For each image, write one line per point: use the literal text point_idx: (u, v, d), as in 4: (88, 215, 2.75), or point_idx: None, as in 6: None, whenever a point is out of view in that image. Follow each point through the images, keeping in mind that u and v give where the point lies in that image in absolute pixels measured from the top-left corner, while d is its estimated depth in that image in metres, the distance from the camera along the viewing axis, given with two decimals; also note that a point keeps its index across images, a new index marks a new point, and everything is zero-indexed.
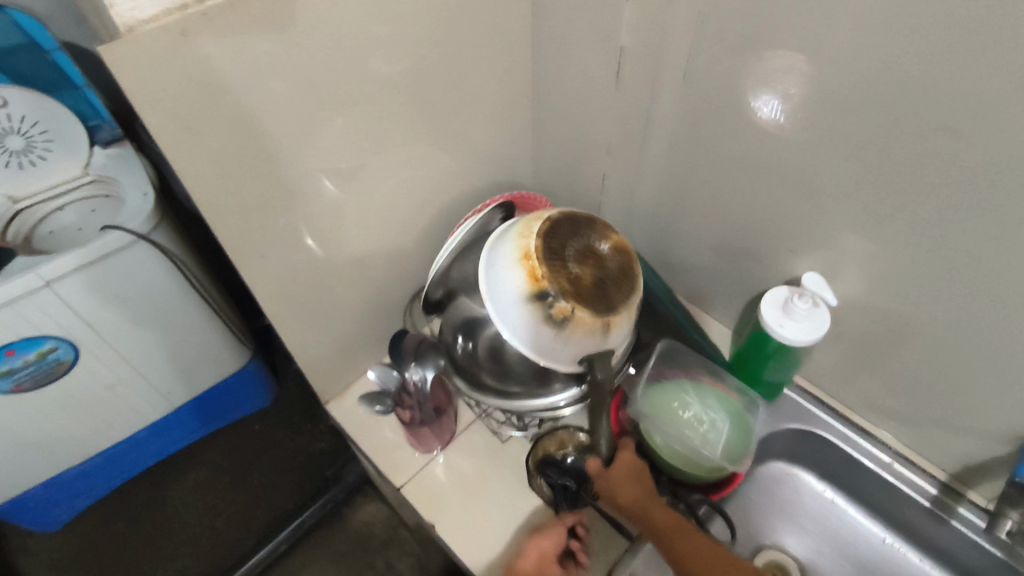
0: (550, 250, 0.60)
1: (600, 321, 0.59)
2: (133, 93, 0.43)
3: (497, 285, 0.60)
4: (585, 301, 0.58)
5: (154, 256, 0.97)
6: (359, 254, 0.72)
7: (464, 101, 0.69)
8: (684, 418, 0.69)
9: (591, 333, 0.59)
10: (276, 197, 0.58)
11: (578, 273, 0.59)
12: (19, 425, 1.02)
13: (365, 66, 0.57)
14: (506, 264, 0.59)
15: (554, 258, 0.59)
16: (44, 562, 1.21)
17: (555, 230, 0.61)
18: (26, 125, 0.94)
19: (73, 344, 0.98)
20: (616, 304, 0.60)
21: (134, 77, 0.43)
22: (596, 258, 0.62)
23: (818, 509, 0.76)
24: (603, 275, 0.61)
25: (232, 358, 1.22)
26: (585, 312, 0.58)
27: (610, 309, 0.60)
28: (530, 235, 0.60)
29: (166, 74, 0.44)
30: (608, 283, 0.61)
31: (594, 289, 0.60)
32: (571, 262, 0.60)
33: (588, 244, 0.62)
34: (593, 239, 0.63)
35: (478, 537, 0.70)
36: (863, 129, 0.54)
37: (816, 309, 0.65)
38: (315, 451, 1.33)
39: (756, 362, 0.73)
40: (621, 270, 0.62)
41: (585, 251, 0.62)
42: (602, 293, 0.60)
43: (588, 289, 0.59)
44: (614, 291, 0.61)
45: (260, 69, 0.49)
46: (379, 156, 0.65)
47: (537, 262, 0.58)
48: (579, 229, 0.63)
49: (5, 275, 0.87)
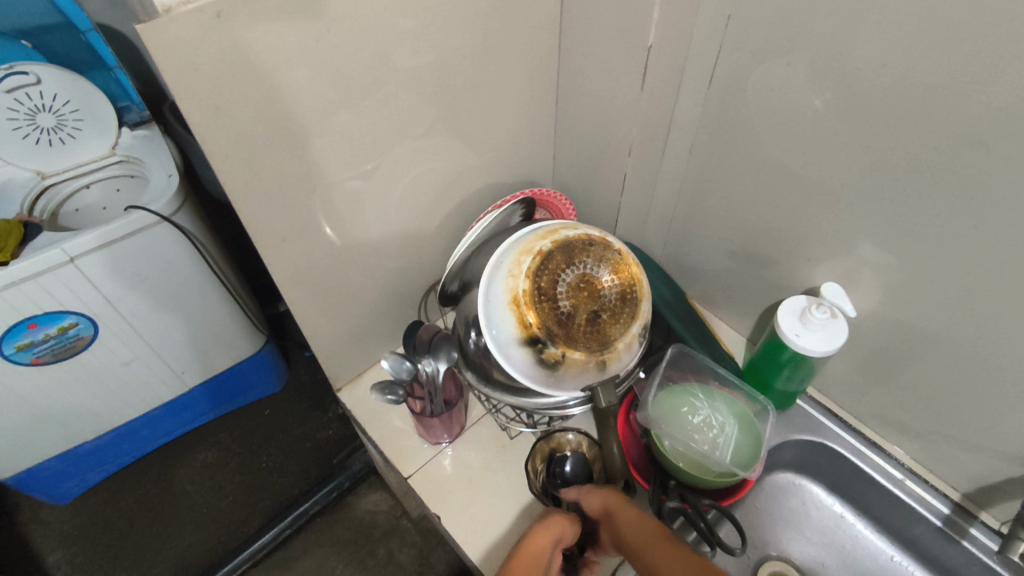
0: (540, 290, 0.57)
1: (593, 359, 0.57)
2: (165, 73, 0.44)
3: (488, 329, 0.58)
4: (576, 342, 0.57)
5: (176, 237, 0.98)
6: (378, 243, 0.72)
7: (488, 96, 0.69)
8: (693, 423, 0.67)
9: (586, 371, 0.58)
10: (299, 184, 0.59)
11: (569, 312, 0.57)
12: (36, 396, 1.04)
13: (392, 57, 0.57)
14: (494, 308, 0.58)
15: (542, 299, 0.57)
16: (55, 533, 1.24)
17: (546, 264, 0.58)
18: (57, 104, 0.95)
19: (93, 319, 1.00)
20: (611, 338, 0.58)
21: (169, 55, 0.43)
22: (591, 289, 0.58)
23: (826, 522, 0.75)
24: (597, 308, 0.58)
25: (247, 342, 1.24)
26: (575, 354, 0.57)
27: (603, 344, 0.58)
28: (518, 276, 0.57)
29: (200, 56, 0.45)
30: (602, 316, 0.58)
31: (587, 327, 0.58)
32: (562, 300, 0.57)
33: (584, 273, 0.58)
34: (590, 264, 0.59)
35: (479, 530, 0.70)
36: (891, 139, 0.53)
37: (834, 320, 0.64)
38: (324, 438, 1.35)
39: (769, 371, 0.73)
40: (619, 297, 0.59)
41: (578, 282, 0.58)
42: (595, 329, 0.58)
43: (579, 329, 0.57)
44: (609, 324, 0.58)
45: (289, 54, 0.50)
46: (402, 148, 0.65)
47: (524, 307, 0.57)
48: (574, 255, 0.59)
49: (30, 250, 0.89)
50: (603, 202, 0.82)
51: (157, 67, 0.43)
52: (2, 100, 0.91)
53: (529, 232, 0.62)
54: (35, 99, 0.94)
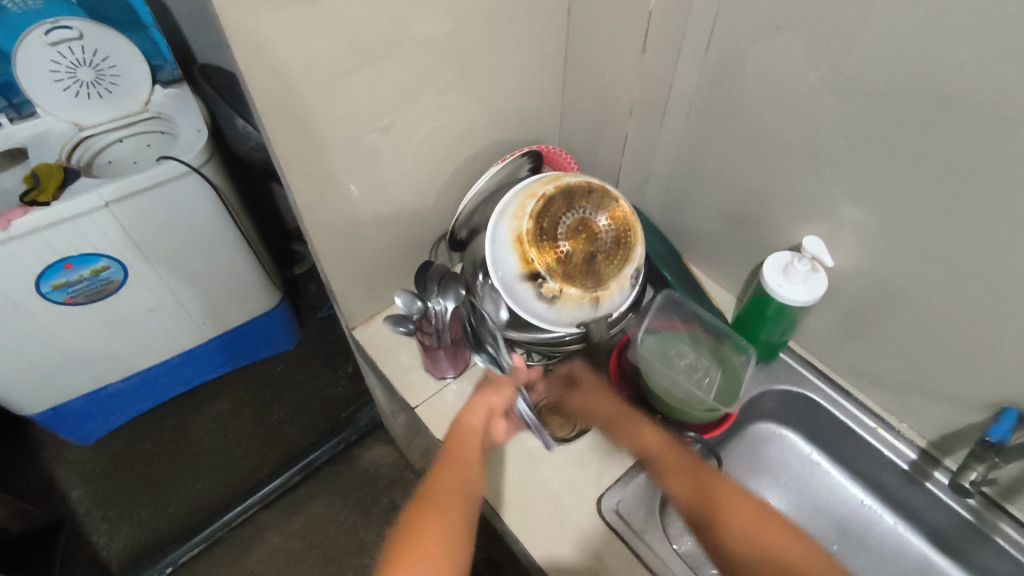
0: (542, 230, 0.61)
1: (588, 296, 0.61)
2: (220, 19, 0.49)
3: (495, 266, 0.63)
4: (573, 278, 0.61)
5: (203, 189, 1.05)
6: (394, 191, 0.77)
7: (501, 58, 0.74)
8: (680, 364, 0.72)
9: (581, 307, 0.62)
10: (325, 130, 0.64)
11: (567, 252, 0.61)
12: (67, 336, 1.11)
13: (413, 20, 0.62)
14: (500, 247, 0.62)
15: (544, 239, 0.61)
16: (77, 470, 1.31)
17: (548, 207, 0.61)
18: (96, 58, 1.01)
19: (123, 265, 1.06)
20: (605, 278, 0.62)
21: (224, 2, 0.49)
22: (589, 232, 0.62)
23: (801, 469, 0.80)
24: (594, 249, 0.62)
25: (263, 298, 1.30)
26: (572, 290, 0.61)
27: (598, 282, 0.62)
28: (522, 217, 0.61)
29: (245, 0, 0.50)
30: (598, 257, 0.62)
31: (583, 266, 0.61)
32: (561, 241, 0.61)
33: (582, 217, 0.62)
34: (589, 210, 0.62)
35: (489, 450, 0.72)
36: (869, 101, 0.58)
37: (814, 273, 0.68)
38: (333, 395, 1.41)
39: (753, 324, 0.77)
40: (615, 241, 0.62)
41: (577, 225, 0.62)
42: (591, 268, 0.62)
43: (576, 267, 0.61)
44: (604, 264, 0.62)
45: (325, 8, 0.55)
46: (418, 102, 0.70)
47: (526, 245, 0.61)
48: (574, 201, 0.62)
49: (69, 193, 0.95)
50: (606, 165, 0.87)
51: (215, 10, 0.49)
52: (47, 53, 0.98)
53: (534, 179, 0.66)
54: (78, 53, 1.00)
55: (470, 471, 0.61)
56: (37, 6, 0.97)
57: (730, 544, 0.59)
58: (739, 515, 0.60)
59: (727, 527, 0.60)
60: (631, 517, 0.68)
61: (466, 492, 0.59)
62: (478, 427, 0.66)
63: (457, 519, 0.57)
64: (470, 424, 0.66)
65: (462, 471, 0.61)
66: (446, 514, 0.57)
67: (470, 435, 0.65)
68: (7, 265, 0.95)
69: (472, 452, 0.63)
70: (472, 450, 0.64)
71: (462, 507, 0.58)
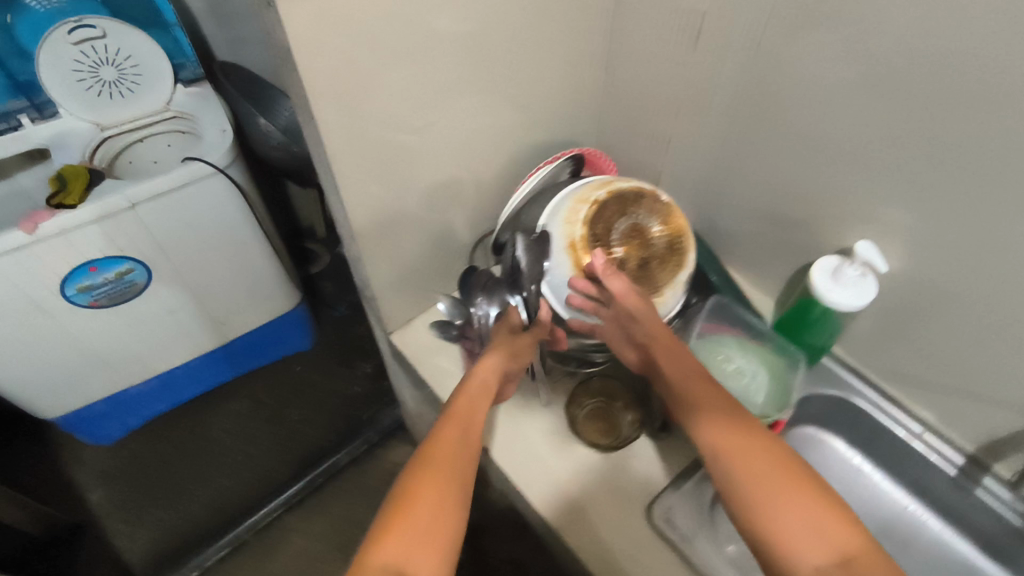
0: (595, 237, 0.61)
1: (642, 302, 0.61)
2: (284, 24, 0.48)
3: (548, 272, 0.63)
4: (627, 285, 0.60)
5: (227, 190, 1.03)
6: (434, 196, 0.75)
7: (541, 59, 0.73)
8: (728, 370, 0.70)
9: None
10: (374, 135, 0.62)
11: (621, 258, 0.61)
12: (89, 338, 1.09)
13: (464, 23, 0.61)
14: (553, 253, 0.62)
15: (597, 244, 0.61)
16: (96, 471, 1.29)
17: (601, 213, 0.61)
18: (120, 58, 1.01)
19: (147, 267, 1.05)
20: (660, 283, 0.61)
21: (291, 6, 0.47)
22: (642, 237, 0.61)
23: (844, 474, 0.80)
24: (647, 255, 0.61)
25: (283, 299, 1.29)
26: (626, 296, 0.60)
27: (652, 288, 0.61)
28: (575, 223, 0.61)
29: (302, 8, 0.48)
30: (652, 262, 0.61)
31: (636, 271, 0.61)
32: (615, 247, 0.61)
33: (636, 223, 0.62)
34: (642, 215, 0.62)
35: (529, 455, 0.71)
36: (927, 109, 0.56)
37: (865, 278, 0.67)
38: (351, 394, 1.40)
39: (797, 329, 0.76)
40: (668, 246, 0.62)
41: (631, 230, 0.61)
42: (645, 274, 0.61)
43: (630, 273, 0.61)
44: (659, 270, 0.61)
45: (384, 11, 0.54)
46: (461, 107, 0.68)
47: (580, 251, 0.61)
48: (627, 206, 0.62)
49: (95, 195, 0.93)
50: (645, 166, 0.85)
51: (283, 15, 0.47)
52: (70, 52, 0.98)
53: (585, 184, 0.65)
54: (100, 53, 0.99)
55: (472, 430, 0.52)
56: (60, 5, 0.95)
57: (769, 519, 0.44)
58: (780, 478, 0.45)
59: (769, 499, 0.44)
60: (683, 524, 0.65)
61: (464, 453, 0.50)
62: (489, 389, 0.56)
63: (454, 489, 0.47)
64: (482, 383, 0.56)
65: (466, 436, 0.52)
66: (441, 481, 0.47)
67: (479, 395, 0.55)
68: (31, 266, 0.93)
69: (477, 412, 0.54)
70: (481, 411, 0.55)
71: (458, 468, 0.49)
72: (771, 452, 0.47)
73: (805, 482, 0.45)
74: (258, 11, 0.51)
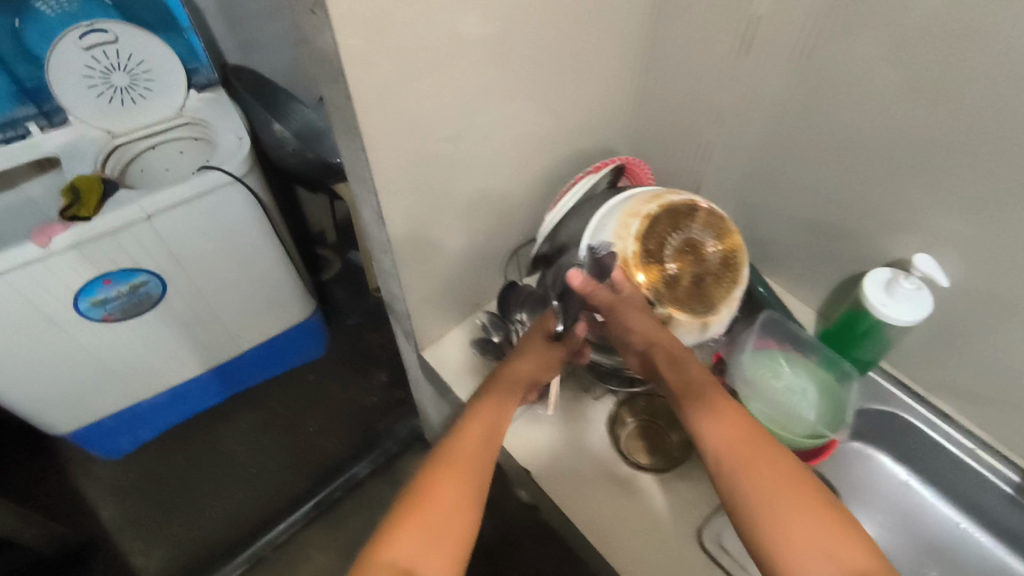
0: (647, 252, 0.58)
1: (697, 321, 0.58)
2: (335, 33, 0.45)
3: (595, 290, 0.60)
4: (682, 303, 0.58)
5: (244, 199, 1.00)
6: (471, 209, 0.72)
7: (585, 67, 0.69)
8: (778, 387, 0.69)
9: (689, 330, 0.58)
10: (415, 149, 0.59)
11: (674, 275, 0.58)
12: (101, 352, 1.06)
13: (513, 31, 0.58)
14: None
15: (651, 261, 0.57)
16: (108, 486, 1.25)
17: (654, 227, 0.58)
18: (130, 62, 0.99)
19: (162, 279, 1.02)
20: (715, 301, 0.59)
21: (339, 17, 0.44)
22: (696, 253, 0.59)
23: (892, 490, 0.78)
24: (701, 271, 0.59)
25: (299, 307, 1.26)
26: (681, 316, 0.57)
27: (707, 306, 0.58)
28: (627, 238, 0.58)
29: (353, 19, 0.45)
30: (706, 279, 0.59)
31: (690, 289, 0.58)
32: (668, 263, 0.58)
33: (689, 238, 0.59)
34: (694, 230, 0.59)
35: (572, 477, 0.69)
36: (1002, 120, 0.53)
37: (920, 292, 0.65)
38: (367, 404, 1.37)
39: (844, 345, 0.74)
40: (722, 262, 0.59)
41: (684, 246, 0.59)
42: (699, 291, 0.59)
43: (684, 291, 0.58)
44: (713, 287, 0.59)
45: (434, 18, 0.51)
46: (504, 119, 0.65)
47: (633, 268, 0.57)
48: (679, 220, 0.59)
49: (110, 206, 0.90)
50: (685, 175, 0.82)
51: (336, 23, 0.44)
52: (82, 58, 0.95)
53: (631, 196, 0.62)
54: (112, 58, 0.97)
55: (492, 435, 0.53)
56: (72, 8, 0.93)
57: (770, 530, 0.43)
58: (785, 491, 0.44)
59: (768, 509, 0.44)
60: (735, 547, 0.64)
61: (481, 454, 0.52)
62: (512, 392, 0.57)
63: (469, 488, 0.49)
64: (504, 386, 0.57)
65: (485, 439, 0.53)
66: (456, 481, 0.49)
67: (500, 400, 0.56)
68: (44, 280, 0.90)
69: (498, 416, 0.55)
70: (504, 416, 0.56)
71: (473, 469, 0.50)
72: (776, 459, 0.46)
73: (812, 498, 0.44)
74: (304, 18, 0.47)
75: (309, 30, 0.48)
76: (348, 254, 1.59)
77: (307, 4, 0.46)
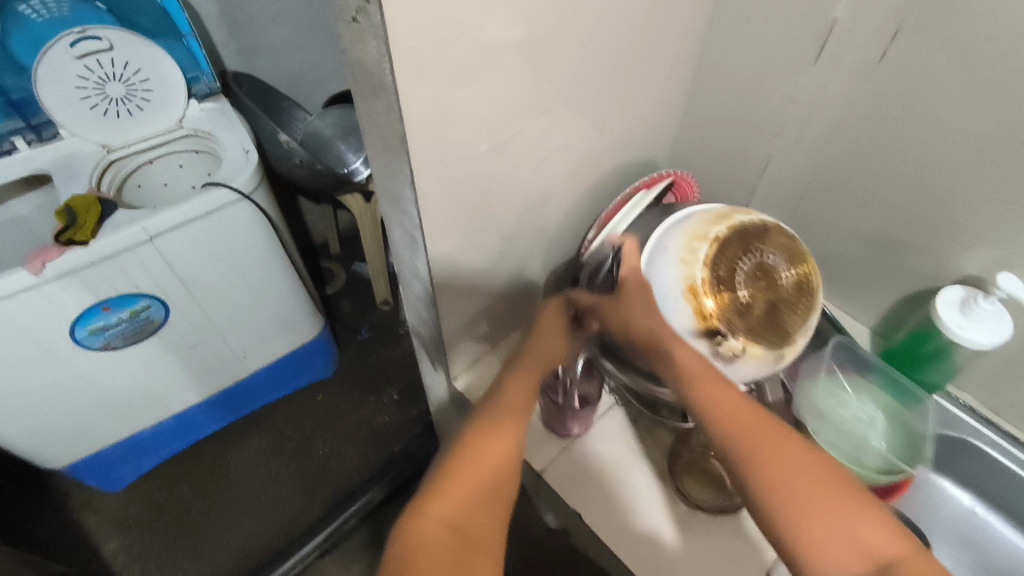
0: (718, 278, 0.53)
1: (772, 353, 0.53)
2: (389, 47, 0.39)
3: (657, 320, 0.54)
4: (755, 334, 0.52)
5: (251, 217, 0.94)
6: (511, 231, 0.66)
7: (634, 75, 0.64)
8: (847, 416, 0.65)
9: (762, 363, 0.53)
10: (461, 170, 0.53)
11: (747, 302, 0.53)
12: (100, 380, 0.99)
13: (566, 40, 0.52)
14: (668, 298, 0.53)
15: (722, 288, 0.52)
16: (109, 520, 1.18)
17: (724, 252, 0.53)
18: (128, 72, 0.93)
19: (165, 302, 0.95)
20: (790, 330, 0.54)
21: (394, 28, 0.39)
22: (769, 278, 0.54)
23: (956, 518, 0.74)
24: (775, 298, 0.54)
25: (307, 326, 1.20)
26: (755, 348, 0.52)
27: (782, 336, 0.53)
28: (695, 264, 0.53)
29: (405, 29, 0.40)
30: (781, 306, 0.54)
31: (765, 318, 0.53)
32: (741, 289, 0.53)
33: (761, 262, 0.54)
34: (767, 252, 0.54)
35: (625, 517, 0.64)
36: None
37: (997, 313, 0.61)
38: (380, 425, 1.31)
39: (911, 369, 0.71)
40: (796, 288, 0.54)
41: (757, 270, 0.54)
42: (774, 319, 0.53)
43: (758, 320, 0.53)
44: (788, 314, 0.54)
45: (489, 29, 0.45)
46: (550, 133, 0.60)
47: (703, 297, 0.52)
48: (750, 243, 0.54)
49: (110, 226, 0.84)
50: (732, 187, 0.77)
51: (388, 36, 0.39)
52: (74, 67, 0.89)
53: (693, 216, 0.57)
54: (107, 67, 0.91)
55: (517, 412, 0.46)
56: (62, 11, 0.88)
57: (800, 528, 0.39)
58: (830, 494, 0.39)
59: (804, 515, 0.39)
60: None
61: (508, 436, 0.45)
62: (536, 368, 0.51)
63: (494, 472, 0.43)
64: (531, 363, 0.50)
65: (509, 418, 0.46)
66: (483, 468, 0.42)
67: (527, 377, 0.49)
68: (39, 309, 0.84)
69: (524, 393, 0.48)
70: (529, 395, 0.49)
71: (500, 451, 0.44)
72: (806, 449, 0.41)
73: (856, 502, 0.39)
74: (343, 27, 0.42)
75: (346, 41, 0.43)
76: (353, 265, 1.55)
77: (347, 11, 0.40)
